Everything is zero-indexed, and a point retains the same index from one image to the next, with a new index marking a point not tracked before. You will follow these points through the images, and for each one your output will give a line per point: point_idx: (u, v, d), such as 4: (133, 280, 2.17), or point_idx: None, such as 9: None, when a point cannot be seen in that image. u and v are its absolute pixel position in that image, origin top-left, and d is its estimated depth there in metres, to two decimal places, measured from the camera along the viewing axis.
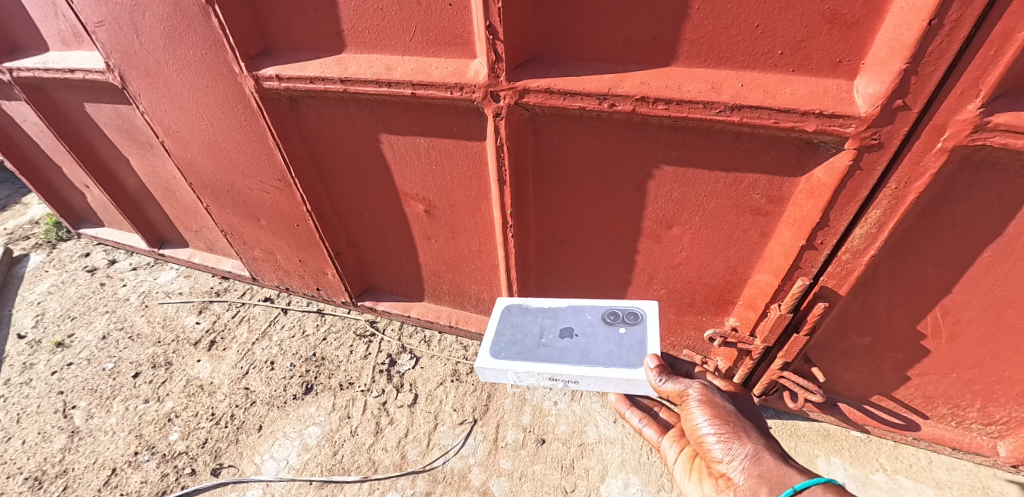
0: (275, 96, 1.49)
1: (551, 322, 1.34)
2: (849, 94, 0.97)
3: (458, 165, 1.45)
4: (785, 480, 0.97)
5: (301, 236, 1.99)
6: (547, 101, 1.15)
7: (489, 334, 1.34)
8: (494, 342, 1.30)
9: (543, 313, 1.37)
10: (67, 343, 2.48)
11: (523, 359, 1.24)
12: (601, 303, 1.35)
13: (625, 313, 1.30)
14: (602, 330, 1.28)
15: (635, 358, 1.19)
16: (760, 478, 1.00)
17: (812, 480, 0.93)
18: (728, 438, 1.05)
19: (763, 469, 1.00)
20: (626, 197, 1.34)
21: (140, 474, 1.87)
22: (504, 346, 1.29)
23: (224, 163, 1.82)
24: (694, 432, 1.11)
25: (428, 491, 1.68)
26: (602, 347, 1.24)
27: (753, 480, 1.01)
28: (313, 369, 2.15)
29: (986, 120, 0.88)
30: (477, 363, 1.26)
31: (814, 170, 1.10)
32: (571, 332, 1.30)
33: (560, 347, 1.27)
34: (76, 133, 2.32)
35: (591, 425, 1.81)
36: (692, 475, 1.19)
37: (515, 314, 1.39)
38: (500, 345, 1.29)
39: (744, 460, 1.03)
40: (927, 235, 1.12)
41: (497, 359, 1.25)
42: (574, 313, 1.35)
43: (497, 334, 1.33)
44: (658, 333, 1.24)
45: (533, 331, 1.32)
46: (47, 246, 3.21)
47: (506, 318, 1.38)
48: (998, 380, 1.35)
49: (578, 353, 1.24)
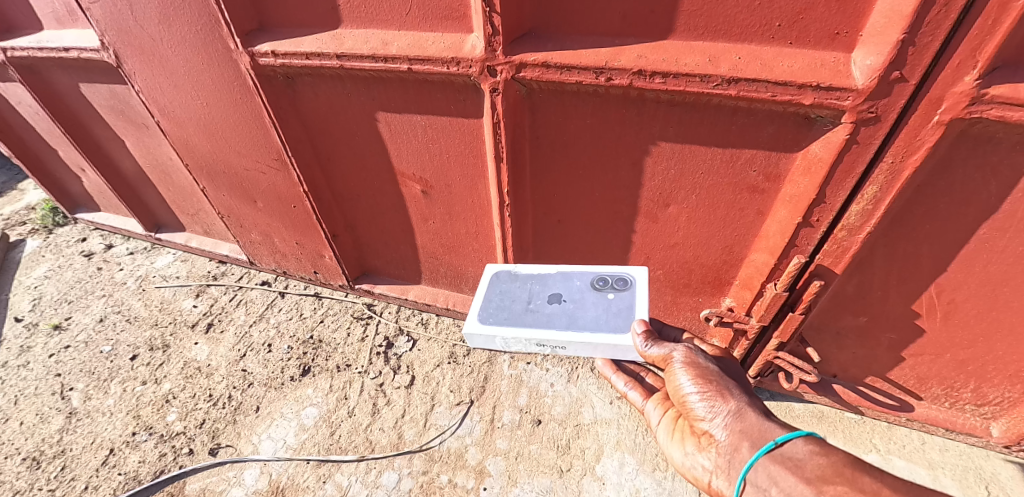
0: (271, 74, 1.47)
1: (539, 288, 1.35)
2: (847, 66, 0.96)
3: (455, 144, 1.45)
4: (766, 434, 1.01)
5: (297, 218, 1.99)
6: (544, 76, 1.15)
7: (477, 300, 1.35)
8: (481, 308, 1.32)
9: (531, 279, 1.38)
10: (64, 326, 2.48)
11: (510, 325, 1.25)
12: (590, 269, 1.34)
13: (615, 278, 1.30)
14: (591, 295, 1.28)
15: (622, 323, 1.20)
16: (742, 433, 1.03)
17: (792, 433, 0.99)
18: (711, 397, 1.08)
19: (745, 425, 1.04)
20: (623, 175, 1.34)
21: (138, 454, 1.88)
22: (492, 311, 1.30)
23: (220, 143, 1.81)
24: (678, 393, 1.13)
25: (424, 470, 1.70)
26: (589, 312, 1.25)
27: (735, 435, 1.04)
28: (310, 352, 2.15)
29: (982, 92, 0.87)
30: (465, 328, 1.27)
31: (811, 145, 1.10)
32: (560, 298, 1.31)
33: (548, 312, 1.28)
34: (72, 116, 2.31)
35: (587, 406, 1.82)
36: (673, 436, 1.19)
37: (505, 280, 1.39)
38: (488, 310, 1.31)
39: (727, 417, 1.06)
40: (924, 212, 1.11)
41: (484, 325, 1.27)
42: (564, 278, 1.35)
43: (485, 300, 1.34)
44: (646, 297, 1.23)
45: (521, 297, 1.33)
46: (43, 230, 3.19)
47: (495, 284, 1.38)
48: (992, 360, 1.36)
49: (566, 318, 1.25)
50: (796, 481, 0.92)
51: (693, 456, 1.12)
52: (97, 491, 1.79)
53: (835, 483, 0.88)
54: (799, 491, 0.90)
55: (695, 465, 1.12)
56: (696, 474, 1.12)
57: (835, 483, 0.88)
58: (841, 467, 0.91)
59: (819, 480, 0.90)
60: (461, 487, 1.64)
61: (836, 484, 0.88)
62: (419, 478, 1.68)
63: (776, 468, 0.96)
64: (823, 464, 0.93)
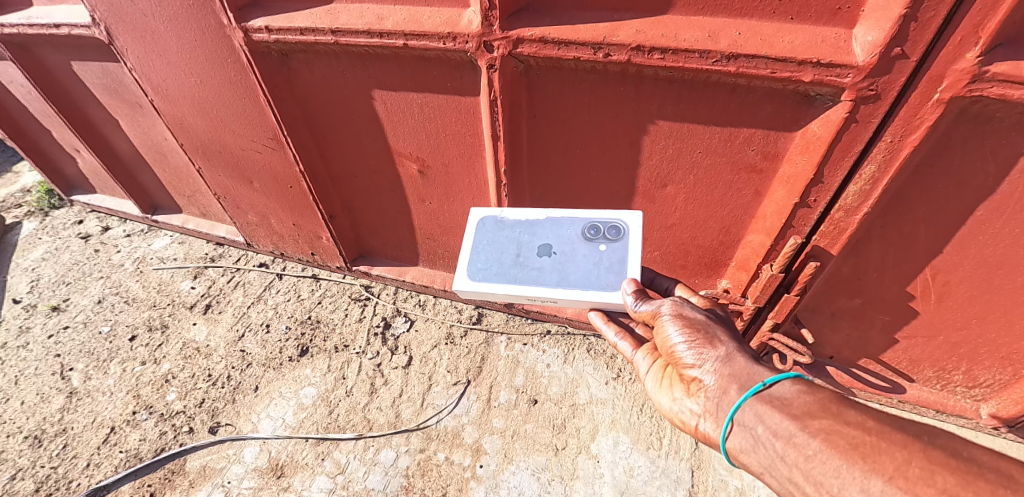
0: (265, 50, 1.45)
1: (528, 238, 1.34)
2: (848, 43, 0.95)
3: (451, 122, 1.44)
4: (754, 377, 0.99)
5: (294, 199, 1.98)
6: (541, 52, 1.13)
7: (465, 253, 1.35)
8: (470, 262, 1.32)
9: (519, 227, 1.37)
10: (63, 307, 2.49)
11: (501, 281, 1.28)
12: (580, 216, 1.33)
13: (607, 227, 1.29)
14: (581, 247, 1.29)
15: (614, 280, 1.22)
16: (731, 377, 1.01)
17: (780, 375, 0.97)
18: (699, 344, 1.07)
19: (734, 369, 1.02)
20: (621, 154, 1.34)
21: (138, 432, 1.90)
22: (483, 266, 1.31)
23: (215, 122, 1.79)
24: (666, 344, 1.12)
25: (422, 448, 1.72)
26: (580, 267, 1.26)
27: (723, 379, 1.02)
28: (308, 332, 2.17)
29: (984, 70, 0.86)
30: (456, 285, 1.29)
31: (810, 124, 1.09)
32: (550, 249, 1.31)
33: (538, 266, 1.29)
34: (64, 95, 2.27)
35: (582, 386, 1.84)
36: (662, 384, 1.18)
37: (491, 227, 1.37)
38: (477, 265, 1.32)
39: (715, 362, 1.04)
40: (922, 193, 1.11)
41: (474, 281, 1.29)
42: (554, 226, 1.34)
43: (474, 253, 1.34)
44: (639, 250, 1.24)
45: (510, 249, 1.33)
46: (39, 213, 3.17)
47: (481, 233, 1.37)
48: (984, 342, 1.37)
49: (556, 274, 1.27)
50: (782, 419, 0.90)
51: (681, 401, 1.11)
52: (99, 469, 1.81)
53: (821, 418, 0.87)
54: (785, 427, 0.89)
55: (683, 410, 1.11)
56: (684, 418, 1.11)
57: (821, 418, 0.87)
58: (826, 403, 0.90)
59: (805, 415, 0.89)
60: (458, 464, 1.67)
61: (822, 419, 0.87)
62: (416, 456, 1.70)
63: (763, 407, 0.94)
64: (810, 401, 0.91)
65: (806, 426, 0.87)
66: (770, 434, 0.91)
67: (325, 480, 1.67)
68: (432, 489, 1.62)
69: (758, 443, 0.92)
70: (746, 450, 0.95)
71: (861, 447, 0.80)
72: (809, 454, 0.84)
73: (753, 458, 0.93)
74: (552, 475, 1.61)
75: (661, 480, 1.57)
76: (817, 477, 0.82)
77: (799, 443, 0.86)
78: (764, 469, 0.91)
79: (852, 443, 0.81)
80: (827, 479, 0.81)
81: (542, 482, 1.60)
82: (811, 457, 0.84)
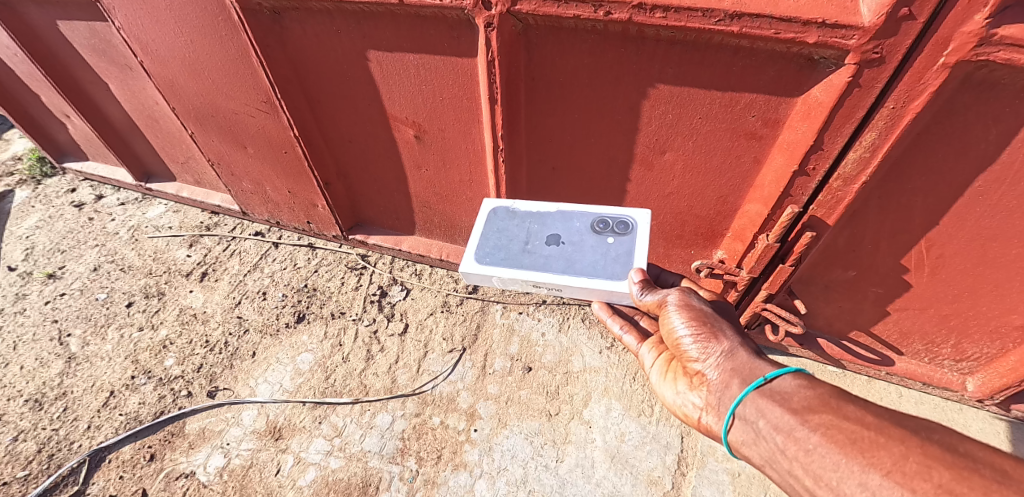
0: (256, 7, 1.41)
1: (538, 228, 1.35)
2: (854, 2, 0.92)
3: (448, 85, 1.41)
4: (756, 371, 1.01)
5: (288, 165, 1.96)
6: (540, 9, 1.10)
7: (474, 238, 1.35)
8: (478, 247, 1.32)
9: (530, 218, 1.38)
10: (59, 274, 2.48)
11: (507, 266, 1.27)
12: (590, 211, 1.34)
13: (616, 222, 1.30)
14: (590, 239, 1.29)
15: (620, 270, 1.22)
16: (733, 371, 1.03)
17: (782, 369, 0.98)
18: (703, 338, 1.09)
19: (737, 364, 1.04)
20: (620, 120, 1.32)
21: (137, 396, 1.92)
22: (490, 251, 1.31)
23: (207, 84, 1.76)
24: (671, 336, 1.15)
25: (417, 412, 1.75)
26: (587, 256, 1.26)
27: (726, 374, 1.04)
28: (304, 299, 2.18)
29: (992, 32, 0.83)
30: (461, 266, 1.29)
31: (812, 89, 1.07)
32: (558, 239, 1.32)
33: (545, 254, 1.29)
34: (53, 58, 2.21)
35: (577, 355, 1.86)
36: (665, 377, 1.20)
37: (502, 217, 1.39)
38: (485, 250, 1.31)
39: (719, 357, 1.07)
40: (921, 163, 1.10)
41: (481, 265, 1.28)
42: (563, 219, 1.35)
43: (482, 239, 1.34)
44: (646, 244, 1.25)
45: (519, 237, 1.34)
46: (31, 181, 3.13)
47: (492, 222, 1.38)
48: (975, 315, 1.38)
49: (563, 262, 1.26)
50: (782, 413, 0.91)
51: (683, 395, 1.13)
52: (100, 430, 1.84)
53: (821, 412, 0.87)
54: (785, 422, 0.89)
55: (685, 403, 1.12)
56: (686, 411, 1.13)
57: (821, 412, 0.88)
58: (826, 398, 0.90)
59: (806, 410, 0.89)
60: (452, 428, 1.70)
61: (822, 414, 0.87)
62: (412, 420, 1.74)
63: (764, 402, 0.95)
64: (809, 396, 0.92)
65: (806, 421, 0.87)
66: (771, 428, 0.91)
67: (323, 442, 1.71)
68: (428, 451, 1.65)
69: (759, 436, 0.93)
70: (747, 443, 0.96)
71: (859, 442, 0.80)
72: (808, 449, 0.84)
73: (754, 450, 0.94)
74: (546, 439, 1.65)
75: (651, 445, 1.61)
76: (816, 471, 0.83)
77: (799, 437, 0.86)
78: (764, 461, 0.92)
79: (851, 438, 0.81)
80: (826, 472, 0.81)
81: (535, 445, 1.64)
82: (810, 451, 0.84)
